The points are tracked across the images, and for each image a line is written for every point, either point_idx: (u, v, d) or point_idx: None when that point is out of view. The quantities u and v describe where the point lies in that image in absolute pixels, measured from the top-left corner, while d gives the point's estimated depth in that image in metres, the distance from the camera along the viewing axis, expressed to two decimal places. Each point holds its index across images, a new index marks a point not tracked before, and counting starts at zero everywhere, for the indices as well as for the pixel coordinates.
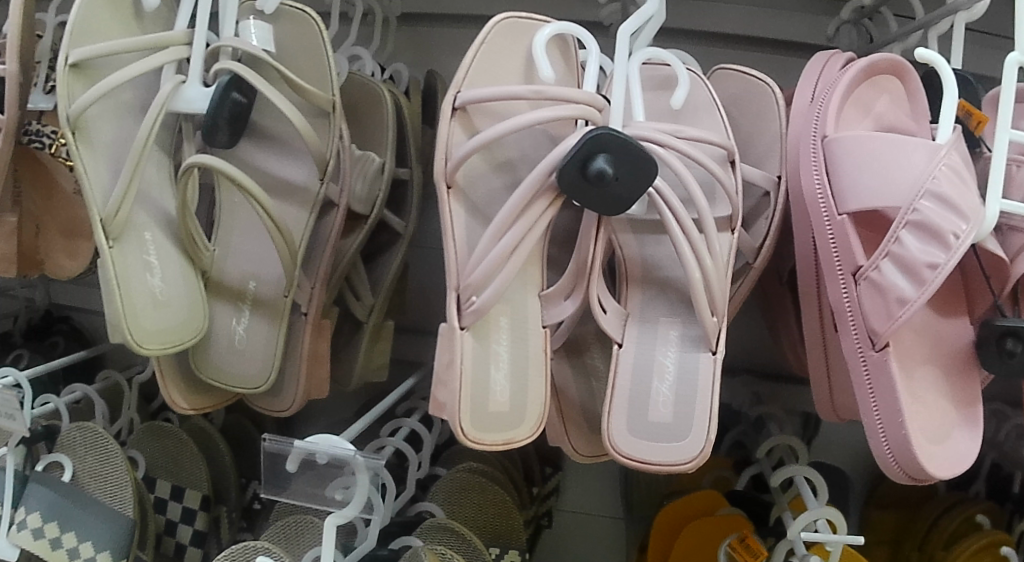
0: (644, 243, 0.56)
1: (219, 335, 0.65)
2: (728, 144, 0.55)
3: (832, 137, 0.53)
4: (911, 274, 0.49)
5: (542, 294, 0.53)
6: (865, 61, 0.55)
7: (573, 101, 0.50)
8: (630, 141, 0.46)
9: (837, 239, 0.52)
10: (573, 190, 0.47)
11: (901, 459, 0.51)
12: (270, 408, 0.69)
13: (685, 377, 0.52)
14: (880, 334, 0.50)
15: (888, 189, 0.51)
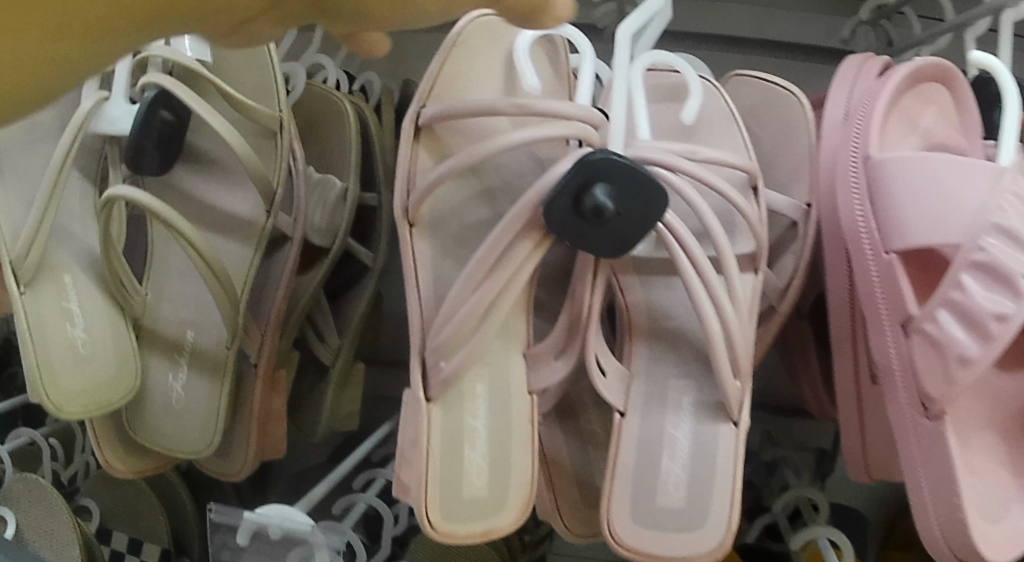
0: (651, 288, 0.49)
1: (154, 393, 0.57)
2: (751, 168, 0.47)
3: (877, 158, 0.44)
4: (975, 327, 0.40)
5: (527, 353, 0.45)
6: (909, 66, 0.47)
7: (565, 117, 0.41)
8: (636, 167, 0.38)
9: (883, 282, 0.43)
10: (564, 228, 0.39)
11: (957, 548, 0.41)
12: (218, 472, 0.60)
13: (703, 452, 0.44)
14: (936, 400, 0.41)
15: (944, 222, 0.42)
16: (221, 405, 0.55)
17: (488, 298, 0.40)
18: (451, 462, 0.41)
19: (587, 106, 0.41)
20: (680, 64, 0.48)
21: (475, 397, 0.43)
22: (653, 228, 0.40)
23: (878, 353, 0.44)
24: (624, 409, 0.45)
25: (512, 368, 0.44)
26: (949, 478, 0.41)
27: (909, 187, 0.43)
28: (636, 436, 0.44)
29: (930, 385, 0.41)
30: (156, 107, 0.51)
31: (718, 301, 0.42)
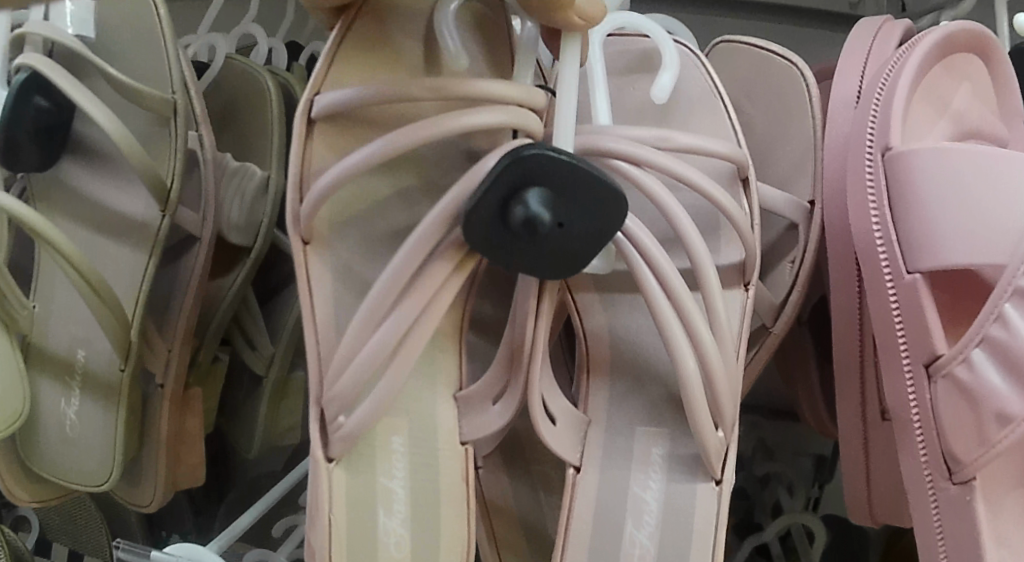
0: (614, 311, 0.41)
1: (46, 421, 0.49)
2: (739, 158, 0.38)
3: (900, 149, 0.35)
4: (1015, 371, 0.33)
5: (458, 397, 0.38)
6: (939, 31, 0.38)
7: (500, 100, 0.33)
8: (570, 163, 0.30)
9: (903, 308, 0.35)
10: (493, 244, 0.32)
11: None
12: (129, 501, 0.52)
13: (671, 522, 0.36)
14: (965, 460, 0.34)
15: (981, 239, 0.34)
16: (119, 435, 0.47)
17: (403, 326, 0.33)
18: (361, 534, 0.35)
19: (528, 87, 0.34)
20: (648, 30, 0.39)
21: (391, 452, 0.37)
22: (606, 241, 0.32)
23: (890, 395, 0.36)
24: (579, 463, 0.38)
25: (438, 409, 0.38)
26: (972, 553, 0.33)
27: (938, 192, 0.35)
28: (594, 497, 0.37)
29: (960, 445, 0.34)
30: (27, 93, 0.43)
31: (692, 326, 0.34)
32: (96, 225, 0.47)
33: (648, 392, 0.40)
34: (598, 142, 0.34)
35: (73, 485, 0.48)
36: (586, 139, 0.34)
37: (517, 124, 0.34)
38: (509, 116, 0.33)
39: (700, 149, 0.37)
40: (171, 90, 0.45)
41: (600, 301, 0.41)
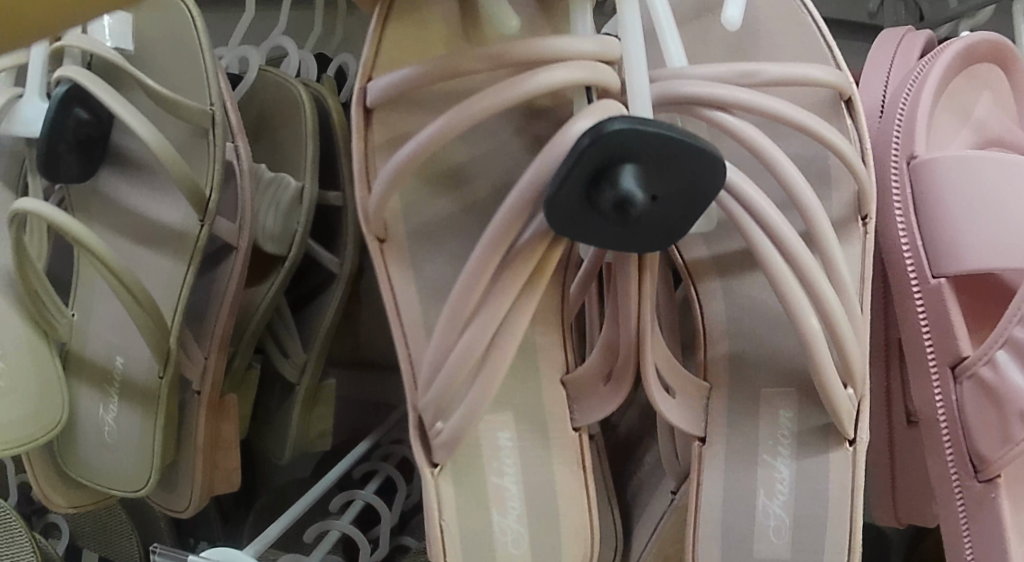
0: (730, 286, 0.40)
1: (86, 427, 0.50)
2: (844, 84, 0.36)
3: (924, 157, 0.36)
4: None
5: (569, 378, 0.39)
6: (960, 42, 0.39)
7: (576, 58, 0.32)
8: (664, 131, 0.26)
9: (929, 311, 0.36)
10: (572, 227, 0.28)
11: None
12: (167, 506, 0.53)
13: (811, 497, 0.37)
14: (989, 459, 0.35)
15: (1002, 244, 0.35)
16: (156, 442, 0.48)
17: (490, 327, 0.32)
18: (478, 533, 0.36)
19: (600, 40, 0.32)
20: None
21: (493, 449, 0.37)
22: (699, 214, 0.28)
23: (917, 398, 0.37)
24: (704, 433, 0.39)
25: (544, 397, 0.38)
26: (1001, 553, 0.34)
27: (962, 197, 0.36)
28: (721, 484, 0.38)
29: (986, 445, 0.35)
30: (66, 105, 0.44)
31: (812, 280, 0.33)
32: (135, 236, 0.48)
33: (776, 366, 0.39)
34: (673, 89, 0.33)
35: (112, 490, 0.50)
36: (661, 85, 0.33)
37: (596, 68, 0.32)
38: (589, 58, 0.32)
39: (793, 77, 0.35)
40: (210, 102, 0.46)
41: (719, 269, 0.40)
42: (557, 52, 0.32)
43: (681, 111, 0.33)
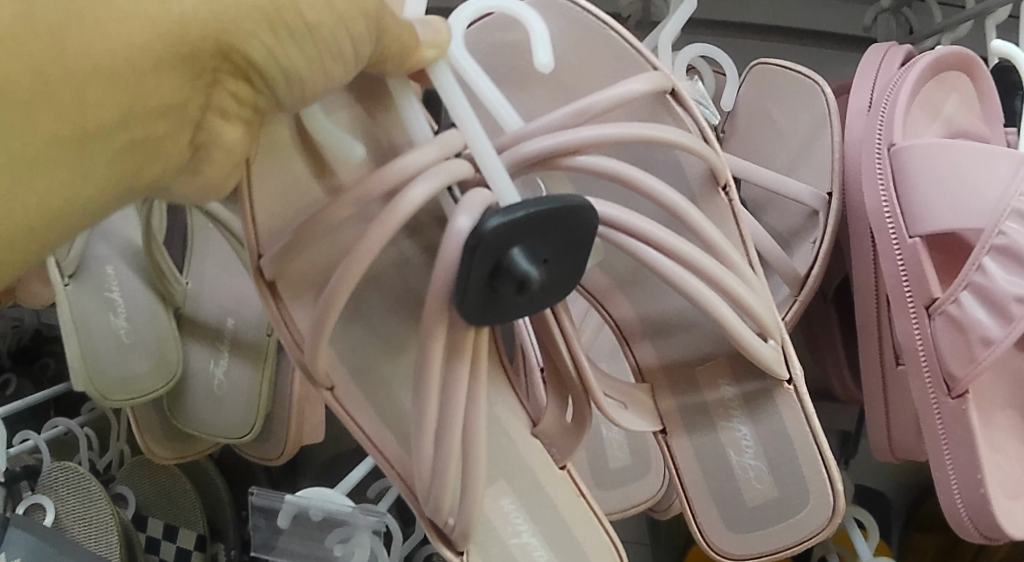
0: (652, 305, 0.58)
1: (197, 381, 0.59)
2: (665, 80, 0.48)
3: (902, 145, 0.46)
4: (996, 309, 0.43)
5: (536, 432, 0.55)
6: (931, 56, 0.48)
7: (430, 165, 0.40)
8: (531, 217, 0.36)
9: (908, 266, 0.45)
10: (490, 310, 0.38)
11: (979, 524, 0.45)
12: (259, 456, 0.62)
13: (775, 449, 0.55)
14: (959, 380, 0.44)
15: (967, 208, 0.45)
16: (262, 392, 0.57)
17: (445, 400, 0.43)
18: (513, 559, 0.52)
19: (439, 142, 0.41)
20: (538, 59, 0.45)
21: (505, 514, 0.52)
22: (581, 254, 0.38)
23: (901, 335, 0.46)
24: (663, 427, 0.58)
25: (523, 446, 0.54)
26: (973, 456, 0.45)
27: (933, 174, 0.45)
28: (692, 456, 0.58)
29: (956, 368, 0.44)
30: None
31: (723, 283, 0.46)
32: None
33: (696, 360, 0.58)
34: (521, 152, 0.43)
35: (217, 437, 0.58)
36: (510, 155, 0.43)
37: (453, 158, 0.41)
38: (443, 156, 0.41)
39: (621, 99, 0.46)
40: None
41: (634, 304, 0.59)
42: (416, 163, 0.40)
43: (541, 162, 0.44)
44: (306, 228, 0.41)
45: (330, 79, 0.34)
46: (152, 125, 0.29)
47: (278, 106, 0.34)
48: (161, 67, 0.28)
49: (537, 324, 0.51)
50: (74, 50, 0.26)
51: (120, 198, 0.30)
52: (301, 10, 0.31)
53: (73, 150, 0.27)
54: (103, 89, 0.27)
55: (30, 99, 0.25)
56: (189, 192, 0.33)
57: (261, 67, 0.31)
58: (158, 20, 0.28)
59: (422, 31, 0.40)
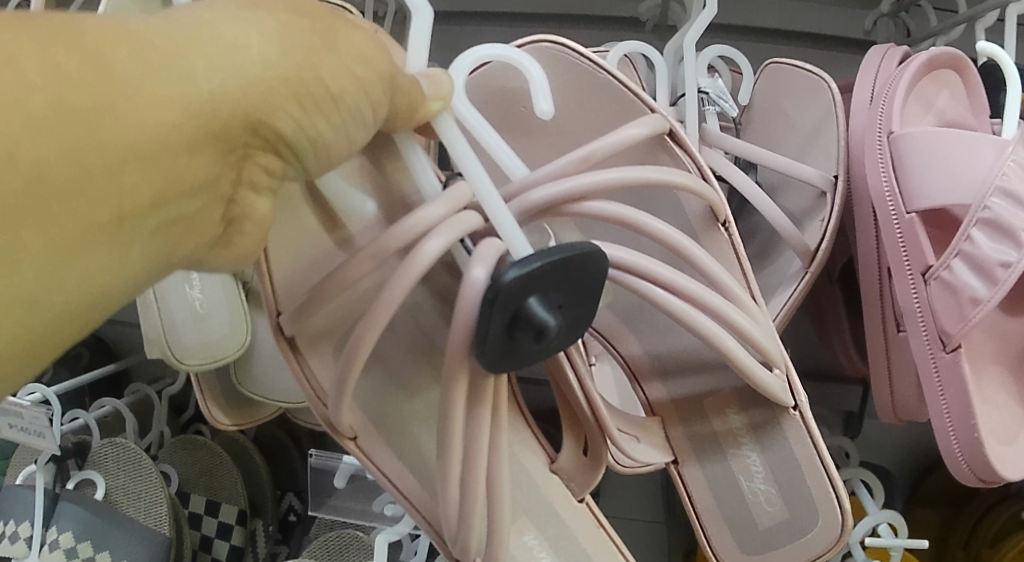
0: (658, 345, 0.66)
1: (264, 348, 0.66)
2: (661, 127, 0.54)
3: (899, 132, 0.54)
4: (984, 274, 0.51)
5: (555, 468, 0.62)
6: (926, 55, 0.55)
7: (441, 220, 0.44)
8: (546, 268, 0.39)
9: (906, 239, 0.53)
10: (508, 357, 0.42)
11: (973, 464, 0.53)
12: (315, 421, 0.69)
13: (784, 476, 0.61)
14: (952, 336, 0.52)
15: (957, 187, 0.52)
16: None
17: (471, 437, 0.46)
18: None
19: (446, 198, 0.45)
20: (539, 106, 0.51)
21: (526, 549, 0.60)
22: (590, 296, 0.42)
23: (901, 299, 0.54)
24: (674, 458, 0.65)
25: (543, 485, 0.62)
26: (969, 406, 0.53)
27: (926, 159, 0.53)
28: (702, 482, 0.65)
29: (950, 325, 0.52)
30: None
31: (730, 318, 0.52)
32: None
33: (703, 392, 0.65)
34: (526, 202, 0.47)
35: (283, 401, 0.66)
36: (517, 203, 0.47)
37: (463, 211, 0.44)
38: (452, 209, 0.44)
39: (618, 145, 0.51)
40: None
41: (642, 344, 0.67)
42: (428, 219, 0.44)
43: (550, 208, 0.48)
44: (325, 284, 0.45)
45: (351, 140, 0.38)
46: (187, 204, 0.32)
47: (303, 174, 0.38)
48: (195, 147, 0.31)
49: (553, 369, 0.56)
50: (114, 132, 0.29)
51: (155, 269, 0.33)
52: (326, 83, 0.35)
53: (114, 229, 0.30)
54: (143, 171, 0.30)
55: (71, 181, 0.28)
56: (220, 262, 0.37)
57: (290, 139, 0.35)
58: (193, 102, 0.31)
59: (425, 85, 0.44)
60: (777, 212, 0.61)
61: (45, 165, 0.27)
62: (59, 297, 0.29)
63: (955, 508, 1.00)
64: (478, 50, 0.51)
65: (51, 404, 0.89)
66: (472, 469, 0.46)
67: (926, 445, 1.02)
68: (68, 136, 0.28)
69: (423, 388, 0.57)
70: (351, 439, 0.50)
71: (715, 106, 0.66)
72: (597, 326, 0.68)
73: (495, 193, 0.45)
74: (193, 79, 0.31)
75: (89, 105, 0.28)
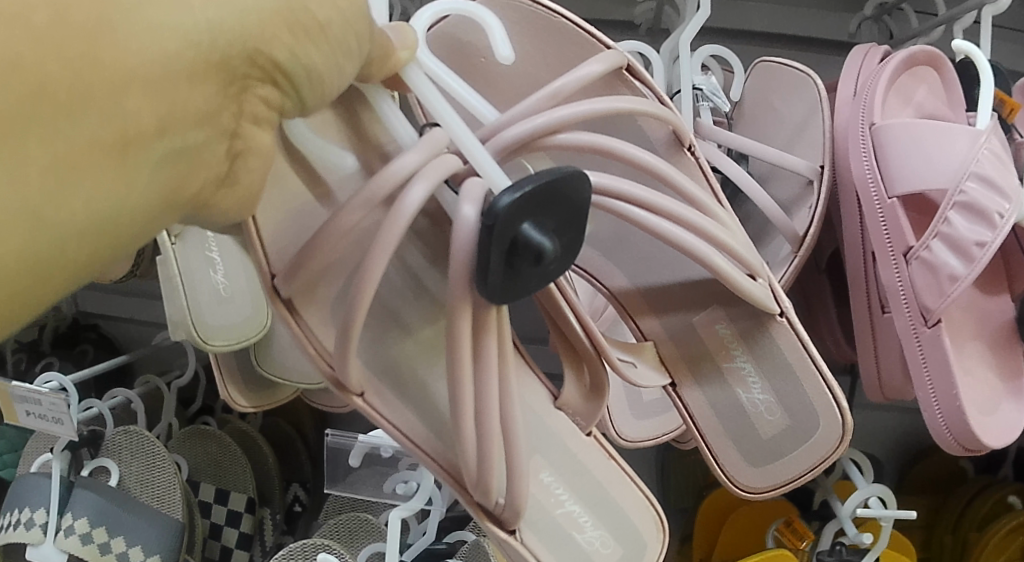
0: (645, 282, 0.71)
1: (280, 335, 0.75)
2: (621, 60, 0.58)
3: (879, 124, 0.62)
4: (962, 253, 0.59)
5: (558, 404, 0.67)
6: (906, 53, 0.64)
7: (422, 165, 0.47)
8: (536, 192, 0.43)
9: (888, 221, 0.61)
10: (511, 287, 0.45)
11: (955, 430, 0.60)
12: (330, 405, 0.79)
13: (780, 385, 0.67)
14: (933, 312, 0.60)
15: (933, 175, 0.60)
16: None
17: (486, 399, 0.50)
18: (568, 520, 0.63)
19: (426, 142, 0.48)
20: (499, 50, 0.56)
21: (543, 484, 0.64)
22: (580, 219, 0.46)
23: (886, 279, 0.61)
24: (673, 381, 0.71)
25: (551, 457, 0.65)
26: (950, 377, 0.60)
27: (904, 146, 0.61)
28: (700, 400, 0.70)
29: (930, 300, 0.60)
30: None
31: (708, 234, 0.56)
32: None
33: (695, 321, 0.70)
34: (502, 139, 0.51)
35: (298, 384, 0.74)
36: (493, 142, 0.51)
37: (443, 154, 0.48)
38: (431, 154, 0.48)
39: (582, 80, 0.55)
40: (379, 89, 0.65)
41: (626, 275, 0.72)
42: (405, 168, 0.47)
43: (527, 142, 0.51)
44: (319, 239, 0.48)
45: (342, 73, 0.40)
46: (192, 136, 0.35)
47: (301, 107, 0.40)
48: (196, 77, 0.34)
49: (547, 305, 0.62)
50: (109, 56, 0.31)
51: (169, 205, 0.36)
52: (312, 11, 0.37)
53: (120, 152, 0.32)
54: (147, 95, 0.33)
55: (74, 100, 0.31)
56: (224, 207, 0.39)
57: (286, 67, 0.37)
58: (189, 34, 0.34)
59: (393, 37, 0.48)
60: (765, 198, 0.65)
61: (48, 77, 0.30)
62: (69, 215, 0.31)
63: (941, 495, 1.04)
64: (436, 6, 0.56)
65: (69, 391, 0.92)
66: (487, 426, 0.50)
67: (913, 434, 1.06)
68: (72, 55, 0.31)
69: (428, 356, 0.61)
70: (358, 395, 0.52)
71: (709, 100, 0.70)
72: (580, 264, 0.72)
73: (474, 139, 0.49)
74: (189, 8, 0.34)
75: (86, 30, 0.31)
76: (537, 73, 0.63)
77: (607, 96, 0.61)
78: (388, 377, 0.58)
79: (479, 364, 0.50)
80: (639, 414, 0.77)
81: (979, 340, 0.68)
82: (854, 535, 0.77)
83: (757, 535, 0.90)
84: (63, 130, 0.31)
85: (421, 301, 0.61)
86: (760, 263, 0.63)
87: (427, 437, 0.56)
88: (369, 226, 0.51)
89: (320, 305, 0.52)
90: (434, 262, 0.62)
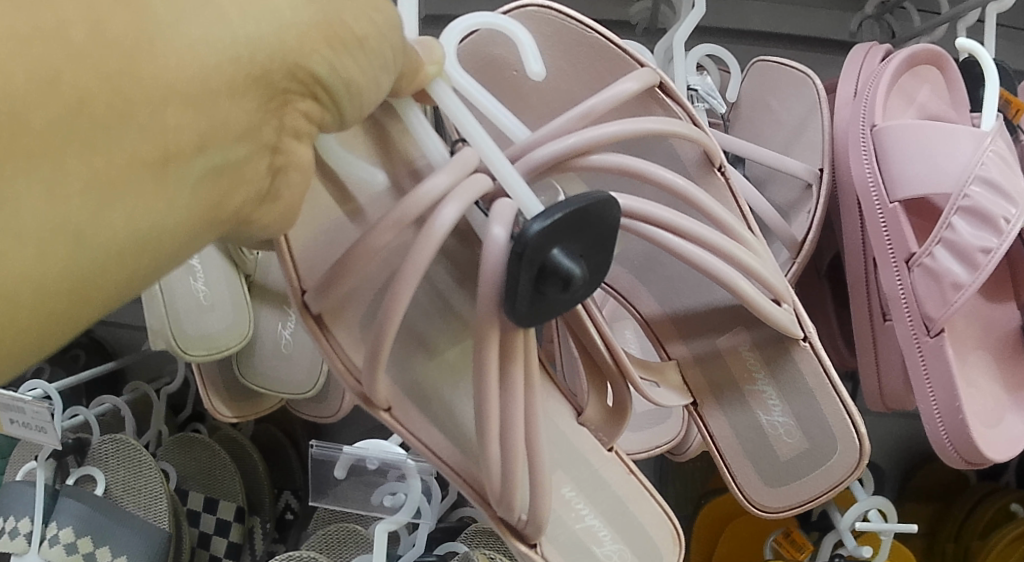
0: (669, 305, 0.70)
1: (264, 343, 0.75)
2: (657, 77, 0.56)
3: (880, 126, 0.60)
4: (965, 259, 0.57)
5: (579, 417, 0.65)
6: (906, 53, 0.63)
7: (452, 186, 0.45)
8: (570, 218, 0.41)
9: (890, 228, 0.59)
10: (538, 312, 0.43)
11: (956, 443, 0.58)
12: (315, 414, 0.78)
13: (800, 406, 0.65)
14: (935, 320, 0.58)
15: (937, 179, 0.58)
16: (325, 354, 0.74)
17: (505, 416, 0.48)
18: (585, 537, 0.61)
19: (457, 162, 0.46)
20: (528, 61, 0.54)
21: (566, 501, 0.62)
22: (609, 246, 0.44)
23: (887, 287, 0.60)
24: (696, 402, 0.68)
25: (563, 473, 0.63)
26: (953, 390, 0.58)
27: (904, 149, 0.59)
28: (725, 424, 0.68)
29: (932, 308, 0.58)
30: None
31: (736, 257, 0.54)
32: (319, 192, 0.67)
33: (719, 344, 0.68)
34: (531, 161, 0.49)
35: (284, 394, 0.74)
36: (524, 163, 0.49)
37: (474, 174, 0.46)
38: (460, 175, 0.46)
39: (614, 99, 0.53)
40: None
41: (656, 298, 0.70)
42: (437, 189, 0.45)
43: (557, 163, 0.49)
44: (350, 255, 0.45)
45: (379, 88, 0.38)
46: (231, 150, 0.33)
47: (340, 121, 0.38)
48: (236, 91, 0.32)
49: (574, 327, 0.60)
50: (149, 71, 0.29)
51: (206, 226, 0.33)
52: (349, 24, 0.35)
53: (159, 168, 0.30)
54: (186, 111, 0.31)
55: (114, 115, 0.29)
56: (266, 223, 0.37)
57: (325, 81, 0.35)
58: (230, 47, 0.31)
59: (420, 52, 0.46)
60: (764, 205, 0.63)
61: (86, 94, 0.28)
62: (108, 235, 0.29)
63: (942, 502, 1.02)
64: (466, 21, 0.53)
65: (53, 399, 0.90)
66: (512, 448, 0.48)
67: (914, 438, 1.04)
68: (110, 71, 0.28)
69: (457, 370, 0.59)
70: (386, 410, 0.50)
71: (704, 102, 0.68)
72: (609, 282, 0.71)
73: (501, 157, 0.47)
74: (228, 23, 0.31)
75: (127, 44, 0.29)
76: (555, 79, 0.61)
77: (642, 115, 0.59)
78: (415, 393, 0.56)
79: (503, 381, 0.47)
80: (636, 425, 0.75)
81: (986, 349, 0.66)
82: (853, 547, 0.75)
83: (757, 543, 0.88)
84: (94, 144, 0.28)
85: (443, 311, 0.59)
86: (784, 285, 0.60)
87: (451, 450, 0.54)
88: (396, 244, 0.49)
89: (350, 322, 0.50)
90: (461, 283, 0.60)
